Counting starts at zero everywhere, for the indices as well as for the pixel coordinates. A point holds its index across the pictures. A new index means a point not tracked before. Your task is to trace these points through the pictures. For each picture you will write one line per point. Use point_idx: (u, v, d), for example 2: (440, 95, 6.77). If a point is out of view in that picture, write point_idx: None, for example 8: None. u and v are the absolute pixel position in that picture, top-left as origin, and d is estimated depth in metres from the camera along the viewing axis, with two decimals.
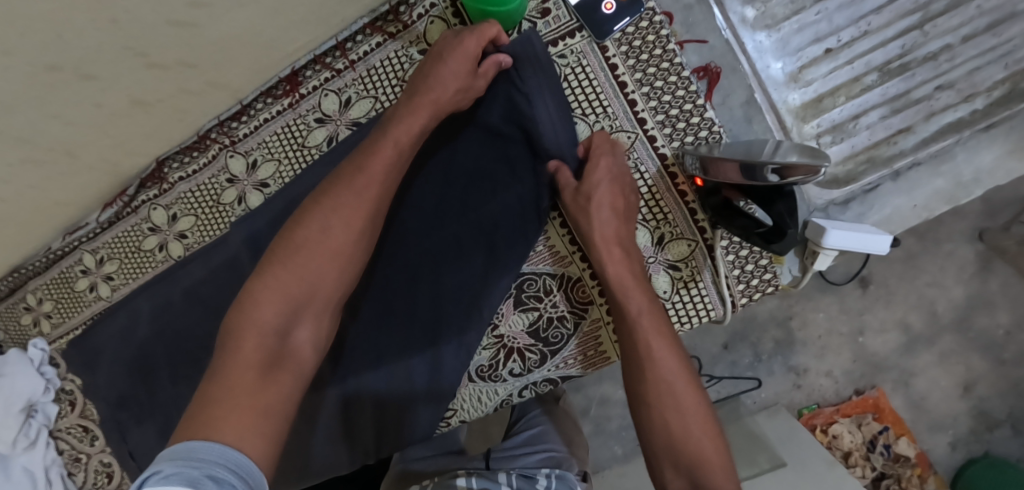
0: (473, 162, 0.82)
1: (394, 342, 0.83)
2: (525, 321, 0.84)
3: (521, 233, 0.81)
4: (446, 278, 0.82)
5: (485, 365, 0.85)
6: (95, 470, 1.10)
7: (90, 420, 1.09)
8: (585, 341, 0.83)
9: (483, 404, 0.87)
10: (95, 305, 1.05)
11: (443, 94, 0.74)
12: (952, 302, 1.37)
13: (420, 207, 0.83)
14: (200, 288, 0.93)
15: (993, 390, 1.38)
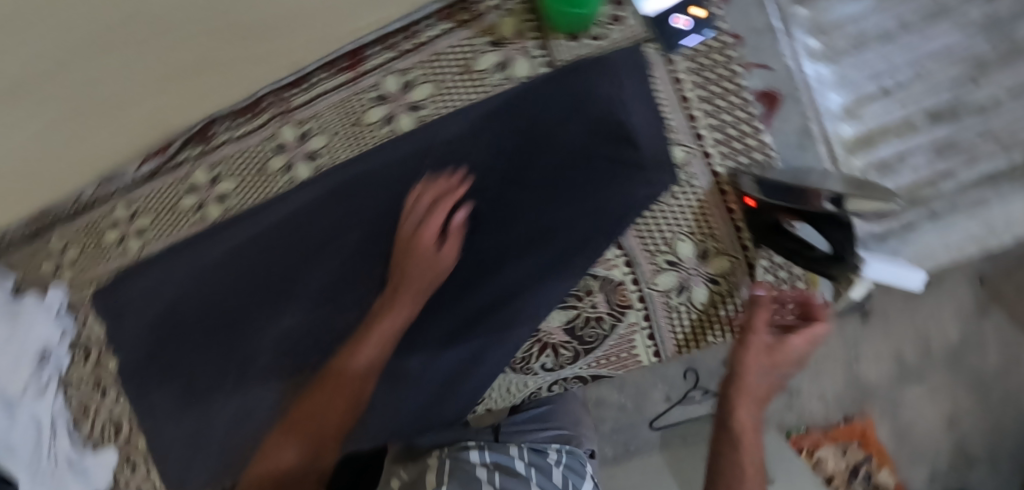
0: (528, 164, 0.85)
1: (450, 324, 0.89)
2: (563, 318, 0.86)
3: (587, 238, 0.84)
4: (505, 271, 0.86)
5: (520, 358, 0.88)
6: (102, 424, 1.11)
7: (104, 374, 1.10)
8: (618, 343, 0.85)
9: (512, 394, 0.91)
10: (120, 259, 1.04)
11: (422, 277, 0.85)
12: (945, 340, 1.33)
13: (489, 199, 0.86)
14: (243, 252, 0.96)
15: (978, 429, 1.34)
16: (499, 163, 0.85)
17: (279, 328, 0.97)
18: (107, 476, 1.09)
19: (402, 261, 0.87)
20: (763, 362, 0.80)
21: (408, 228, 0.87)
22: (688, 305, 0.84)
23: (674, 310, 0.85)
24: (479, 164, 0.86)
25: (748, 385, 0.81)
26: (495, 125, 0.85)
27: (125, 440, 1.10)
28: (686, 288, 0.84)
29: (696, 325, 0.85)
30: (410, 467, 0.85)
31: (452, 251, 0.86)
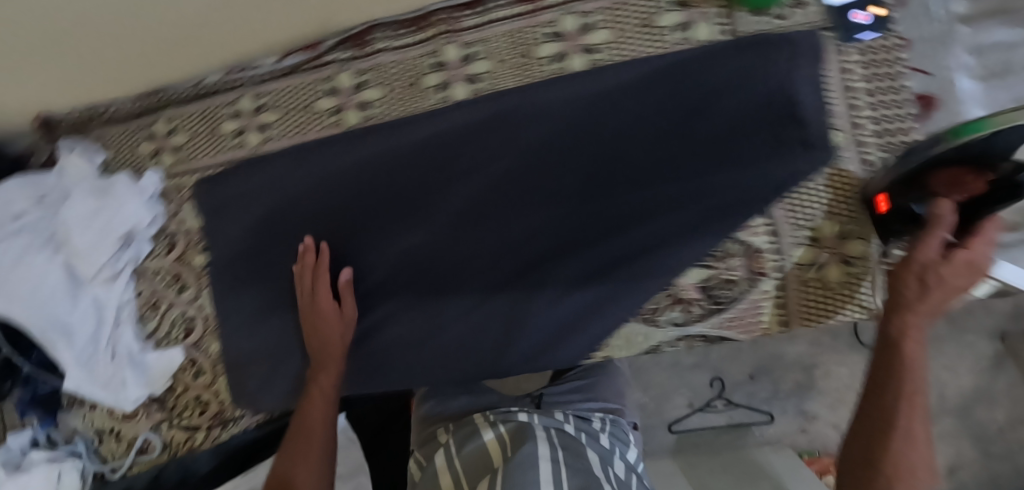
0: (691, 125, 0.87)
1: (585, 266, 0.89)
2: (700, 276, 0.88)
3: (742, 203, 0.87)
4: (653, 223, 0.88)
5: (649, 308, 0.88)
6: (172, 322, 1.05)
7: (185, 269, 1.04)
8: (746, 308, 0.88)
9: (631, 345, 0.90)
10: (235, 152, 1.00)
11: (337, 335, 0.92)
12: (959, 390, 1.46)
13: (648, 153, 0.88)
14: (374, 163, 0.93)
15: (974, 477, 1.48)
16: (661, 119, 0.88)
17: (398, 248, 0.93)
18: (167, 377, 1.05)
19: (544, 201, 0.89)
20: (920, 295, 0.73)
21: (559, 169, 0.89)
22: (819, 282, 0.87)
23: (806, 285, 0.88)
24: (645, 117, 0.88)
25: (911, 320, 0.73)
26: (665, 83, 0.87)
27: (194, 343, 1.05)
28: (818, 264, 0.87)
29: (825, 303, 0.88)
30: (455, 428, 1.06)
31: (351, 306, 0.92)
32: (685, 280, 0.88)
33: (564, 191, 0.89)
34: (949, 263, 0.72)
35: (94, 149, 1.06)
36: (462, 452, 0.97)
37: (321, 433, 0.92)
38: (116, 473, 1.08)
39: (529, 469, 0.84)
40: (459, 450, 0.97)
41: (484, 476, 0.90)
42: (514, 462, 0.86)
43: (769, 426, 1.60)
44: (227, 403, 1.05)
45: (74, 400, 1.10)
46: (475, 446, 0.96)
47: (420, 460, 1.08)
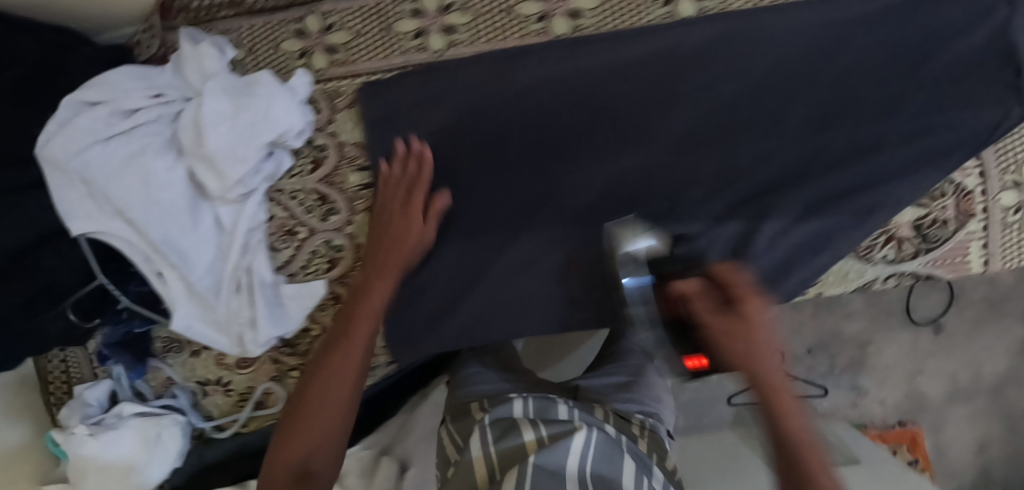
0: (924, 58, 0.82)
1: (809, 197, 0.85)
2: (915, 214, 0.85)
3: (967, 143, 0.82)
4: (881, 159, 0.83)
5: (865, 245, 0.86)
6: (313, 252, 0.91)
7: (334, 190, 0.90)
8: (955, 247, 0.86)
9: (846, 281, 0.87)
10: (413, 55, 0.87)
11: (409, 246, 0.83)
12: (994, 370, 1.40)
13: (876, 85, 0.83)
14: (589, 75, 0.85)
15: (1000, 454, 1.41)
16: (892, 54, 0.83)
17: (614, 169, 0.86)
18: (304, 315, 0.90)
19: (775, 127, 0.85)
20: (755, 332, 0.63)
21: (787, 98, 0.85)
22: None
23: (1010, 226, 0.86)
24: (877, 47, 0.83)
25: (763, 355, 0.62)
26: (900, 18, 0.82)
27: (340, 275, 0.91)
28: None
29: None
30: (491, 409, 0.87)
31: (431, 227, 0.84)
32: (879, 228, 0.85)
33: (796, 119, 0.85)
34: (725, 292, 0.66)
35: (224, 43, 0.89)
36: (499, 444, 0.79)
37: (354, 368, 0.77)
38: (226, 430, 0.96)
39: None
40: (496, 442, 0.80)
41: (511, 468, 0.75)
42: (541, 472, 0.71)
43: (821, 400, 1.48)
44: (377, 347, 0.94)
45: (172, 345, 0.94)
46: (515, 442, 0.78)
47: (454, 437, 0.88)
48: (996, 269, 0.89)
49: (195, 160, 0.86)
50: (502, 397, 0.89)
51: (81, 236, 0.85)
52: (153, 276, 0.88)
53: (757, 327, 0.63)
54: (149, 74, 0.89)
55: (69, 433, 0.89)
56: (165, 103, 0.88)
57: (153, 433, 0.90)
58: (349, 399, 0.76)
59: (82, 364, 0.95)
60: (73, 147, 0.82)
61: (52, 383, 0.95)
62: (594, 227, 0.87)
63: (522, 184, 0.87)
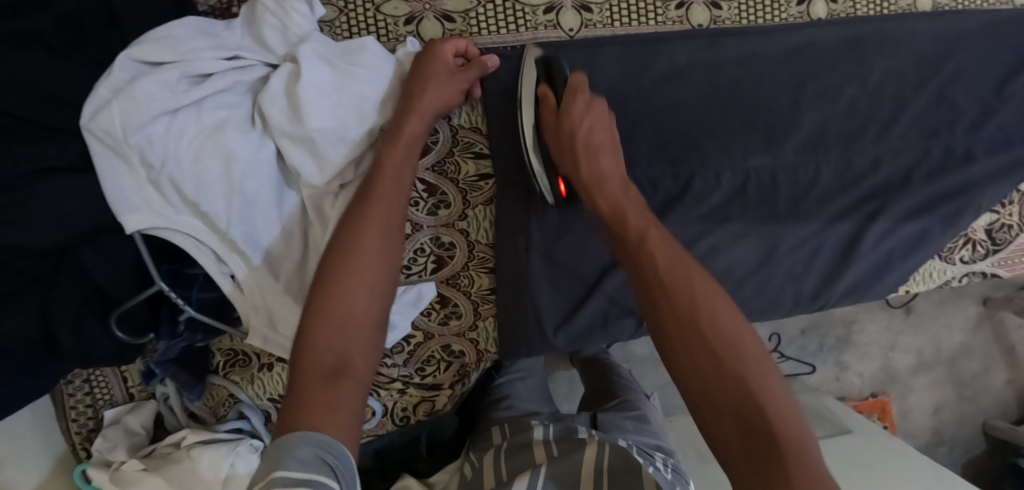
0: (1017, 72, 0.88)
1: (918, 199, 0.87)
2: (987, 219, 0.90)
3: None
4: (977, 164, 0.87)
5: (949, 246, 0.90)
6: (418, 250, 0.79)
7: (445, 180, 0.79)
8: (1017, 250, 0.92)
9: (930, 280, 0.91)
10: (542, 32, 0.80)
11: (431, 102, 0.72)
12: (951, 345, 1.62)
13: (977, 96, 0.88)
14: (722, 66, 0.82)
15: (951, 416, 1.64)
16: (992, 65, 0.87)
17: (742, 167, 0.83)
18: (410, 321, 0.78)
19: (888, 131, 0.86)
20: (586, 132, 0.70)
21: (900, 104, 0.86)
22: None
23: None
24: (982, 60, 0.87)
25: (603, 183, 0.67)
26: (998, 33, 0.87)
27: (447, 275, 0.80)
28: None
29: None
30: (512, 434, 0.82)
31: (458, 89, 0.74)
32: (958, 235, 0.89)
33: (907, 123, 0.86)
34: (569, 97, 0.72)
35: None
36: (508, 460, 0.77)
37: (382, 257, 0.66)
38: None
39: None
40: (508, 456, 0.77)
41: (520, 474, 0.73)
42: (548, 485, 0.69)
43: (810, 376, 1.60)
44: (486, 354, 0.83)
45: (235, 359, 0.80)
46: (524, 459, 0.75)
47: (471, 462, 0.82)
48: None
49: (287, 140, 0.71)
50: (522, 421, 0.85)
51: (135, 234, 0.67)
52: (224, 280, 0.73)
53: (604, 121, 0.72)
54: (217, 30, 0.71)
55: (115, 469, 0.77)
56: (241, 68, 0.71)
57: (225, 463, 0.76)
58: (377, 292, 0.65)
59: (110, 386, 0.80)
60: (134, 120, 0.63)
61: (73, 410, 0.80)
62: (734, 222, 0.83)
63: (655, 180, 0.81)
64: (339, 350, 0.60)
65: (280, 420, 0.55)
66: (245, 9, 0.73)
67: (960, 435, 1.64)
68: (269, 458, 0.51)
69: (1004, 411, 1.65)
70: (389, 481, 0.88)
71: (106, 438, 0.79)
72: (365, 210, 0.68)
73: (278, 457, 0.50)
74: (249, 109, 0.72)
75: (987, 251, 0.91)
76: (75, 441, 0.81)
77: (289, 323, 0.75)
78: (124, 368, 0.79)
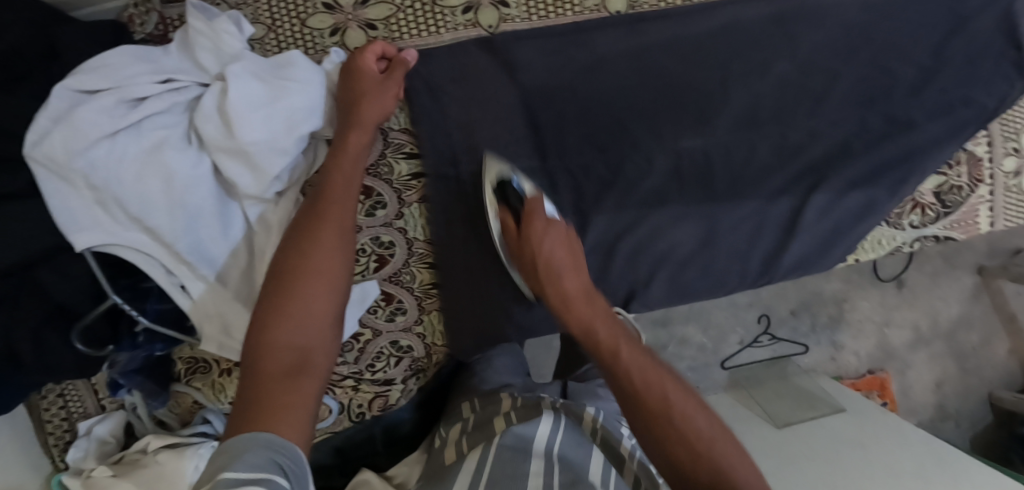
0: (954, 32, 0.85)
1: (857, 171, 0.86)
2: (935, 182, 0.90)
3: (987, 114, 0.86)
4: (918, 131, 0.86)
5: (895, 212, 0.90)
6: (360, 250, 0.83)
7: (378, 182, 0.82)
8: (969, 211, 0.91)
9: (879, 247, 0.91)
10: (462, 31, 0.82)
11: (372, 109, 0.76)
12: (949, 317, 1.58)
13: (916, 61, 0.85)
14: (643, 54, 0.83)
15: (954, 390, 1.60)
16: (930, 28, 0.85)
17: (674, 148, 0.84)
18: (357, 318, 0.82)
19: (822, 104, 0.85)
20: (547, 252, 0.72)
21: (835, 75, 0.85)
22: (1019, 191, 0.92)
23: (1010, 191, 0.92)
24: (919, 22, 0.84)
25: (574, 309, 0.70)
26: None
27: (391, 273, 0.84)
28: (1021, 174, 0.91)
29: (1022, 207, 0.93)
30: (481, 408, 0.85)
31: (392, 97, 0.77)
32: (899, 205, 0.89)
33: (842, 94, 0.85)
34: (527, 219, 0.75)
35: (240, 19, 0.78)
36: (473, 432, 0.80)
37: (337, 257, 0.69)
38: None
39: (521, 464, 0.69)
40: (473, 434, 0.80)
41: (477, 447, 0.76)
42: (504, 452, 0.71)
43: (804, 357, 1.57)
44: (434, 347, 0.86)
45: (196, 366, 0.84)
46: (488, 431, 0.79)
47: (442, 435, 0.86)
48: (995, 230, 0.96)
49: (223, 155, 0.75)
50: (494, 390, 0.89)
51: (86, 252, 0.71)
52: (176, 290, 0.77)
53: (569, 239, 0.75)
54: (153, 55, 0.75)
55: (86, 476, 0.82)
56: (177, 90, 0.75)
57: (188, 466, 0.80)
58: (335, 289, 0.68)
59: (82, 398, 0.85)
60: (75, 145, 0.67)
61: (49, 423, 0.86)
62: (672, 204, 0.85)
63: (584, 167, 0.83)
64: (298, 345, 0.63)
65: (237, 417, 0.57)
66: (178, 33, 0.77)
67: (966, 408, 1.60)
68: (215, 461, 0.52)
69: (1009, 381, 1.61)
70: (350, 476, 0.91)
71: (79, 448, 0.84)
72: (320, 215, 0.71)
73: (225, 460, 0.51)
74: (187, 128, 0.76)
75: (937, 217, 0.91)
76: (53, 454, 0.87)
77: (243, 329, 0.79)
78: (93, 380, 0.84)
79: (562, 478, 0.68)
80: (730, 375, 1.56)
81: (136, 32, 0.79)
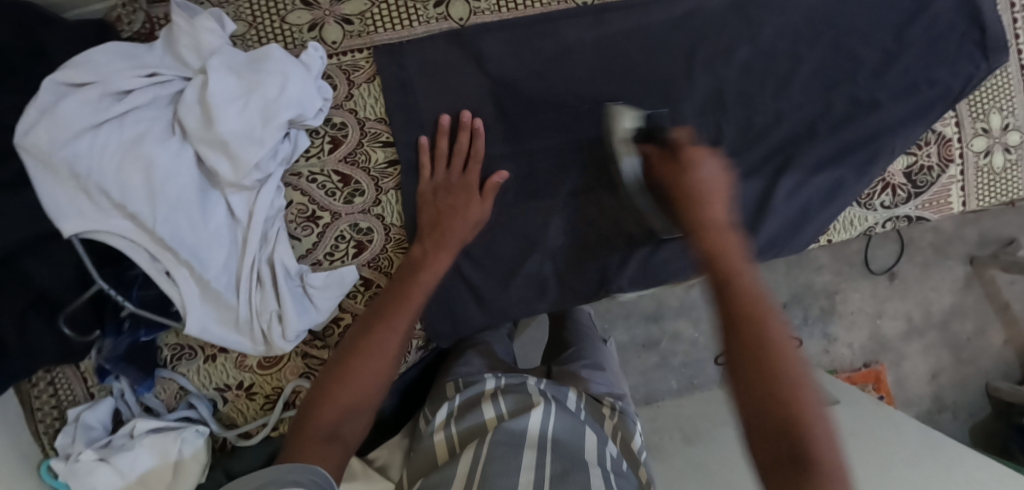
0: (912, 16, 0.87)
1: (824, 151, 0.88)
2: (905, 163, 0.90)
3: (952, 94, 0.88)
4: (883, 111, 0.87)
5: (867, 192, 0.90)
6: (339, 237, 0.86)
7: (357, 170, 0.85)
8: (940, 190, 0.92)
9: (852, 227, 0.92)
10: (435, 24, 0.86)
11: (471, 210, 0.81)
12: (942, 307, 1.57)
13: (876, 44, 0.87)
14: (609, 42, 0.86)
15: (950, 380, 1.59)
16: (888, 11, 0.87)
17: None
18: (336, 304, 0.86)
19: (786, 87, 0.87)
20: (705, 177, 0.70)
21: (797, 59, 0.87)
22: (990, 171, 0.92)
23: (982, 170, 0.92)
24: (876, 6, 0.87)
25: (712, 229, 0.66)
26: None
27: (370, 258, 0.87)
28: (992, 153, 0.91)
29: (994, 187, 0.93)
30: (465, 388, 0.87)
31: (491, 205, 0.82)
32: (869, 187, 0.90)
33: (806, 77, 0.87)
34: (687, 153, 0.73)
35: (223, 16, 0.81)
36: (461, 424, 0.80)
37: (393, 344, 0.74)
38: (252, 436, 0.90)
39: (514, 459, 0.68)
40: (460, 421, 0.80)
41: (472, 444, 0.74)
42: (498, 448, 0.70)
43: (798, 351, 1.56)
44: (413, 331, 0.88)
45: (182, 352, 0.88)
46: (475, 419, 0.79)
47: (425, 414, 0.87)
48: (968, 210, 0.96)
49: (204, 144, 0.77)
50: (476, 377, 0.89)
51: (73, 239, 0.74)
52: (159, 276, 0.79)
53: (718, 182, 0.70)
54: (137, 52, 0.79)
55: (74, 459, 0.82)
56: (160, 84, 0.79)
57: (174, 450, 0.84)
58: (381, 370, 0.73)
59: (71, 386, 0.89)
60: (60, 136, 0.71)
61: (39, 412, 0.88)
62: None
63: (554, 152, 0.86)
64: (337, 422, 0.69)
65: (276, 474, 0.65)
66: (164, 31, 0.81)
67: (963, 398, 1.59)
68: None
69: (1005, 370, 1.59)
70: None
71: (67, 434, 0.85)
72: (395, 297, 0.77)
73: None
74: (170, 120, 0.79)
75: (908, 198, 0.91)
76: (45, 441, 0.89)
77: (226, 314, 0.82)
78: (82, 367, 0.88)
79: (553, 468, 0.67)
80: (723, 371, 1.52)
81: (124, 30, 0.84)
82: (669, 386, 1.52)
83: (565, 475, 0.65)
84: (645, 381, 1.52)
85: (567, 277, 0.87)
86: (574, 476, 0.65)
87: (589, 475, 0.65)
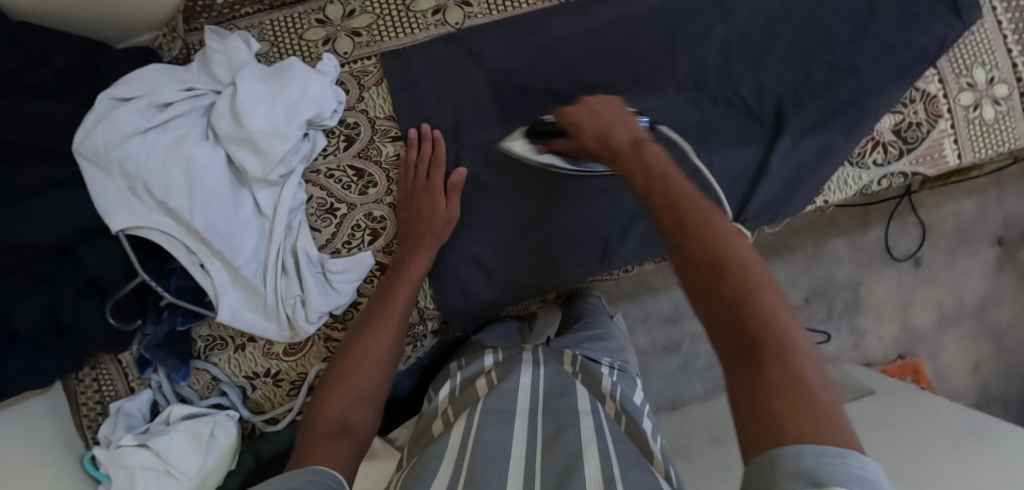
0: None
1: (810, 115, 0.92)
2: (892, 121, 0.93)
3: (927, 55, 0.91)
4: (860, 75, 0.92)
5: (858, 152, 0.93)
6: (355, 226, 0.93)
7: (370, 163, 0.94)
8: (933, 145, 0.94)
9: (847, 188, 0.95)
10: (434, 29, 0.97)
11: (427, 204, 0.88)
12: (974, 293, 1.52)
13: (846, 15, 0.93)
14: (592, 35, 0.94)
15: (994, 370, 1.52)
16: None
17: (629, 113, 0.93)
18: (355, 289, 0.92)
19: (764, 61, 0.93)
20: (592, 127, 0.79)
21: (771, 35, 0.93)
22: (981, 123, 0.94)
23: (972, 123, 0.94)
24: None
25: (626, 162, 0.72)
26: None
27: (385, 243, 0.93)
28: (981, 106, 0.93)
29: (988, 138, 0.94)
30: (467, 364, 0.89)
31: (456, 204, 0.88)
32: (859, 148, 0.93)
33: (782, 50, 0.93)
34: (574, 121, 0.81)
35: (249, 37, 0.93)
36: (458, 399, 0.80)
37: (390, 332, 0.80)
38: (279, 422, 0.98)
39: (504, 429, 0.68)
40: (456, 395, 0.81)
41: (464, 412, 0.75)
42: (489, 416, 0.70)
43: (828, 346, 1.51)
44: (428, 311, 0.94)
45: (215, 343, 0.93)
46: (470, 393, 0.80)
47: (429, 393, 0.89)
48: (966, 164, 0.98)
49: (234, 144, 0.86)
50: (477, 355, 0.90)
51: (121, 234, 0.82)
52: (195, 268, 0.85)
53: (619, 119, 0.79)
54: (177, 72, 0.90)
55: (115, 446, 0.89)
56: (196, 96, 0.89)
57: (205, 431, 0.91)
58: (382, 364, 0.77)
59: (113, 381, 0.95)
60: (113, 138, 0.80)
61: (85, 406, 0.95)
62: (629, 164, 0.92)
63: None
64: (344, 416, 0.71)
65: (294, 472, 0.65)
66: (200, 54, 0.92)
67: (1012, 389, 1.52)
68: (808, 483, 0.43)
69: None
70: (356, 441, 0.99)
71: (108, 424, 0.92)
72: (388, 295, 0.83)
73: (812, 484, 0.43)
74: (205, 127, 0.88)
75: (903, 155, 0.93)
76: (87, 437, 0.96)
77: (253, 300, 0.89)
78: (123, 363, 0.94)
79: (544, 432, 0.67)
80: None
81: (165, 56, 0.96)
82: (694, 389, 1.49)
83: (556, 436, 0.66)
84: (669, 385, 1.49)
85: (569, 251, 0.93)
86: (564, 435, 0.65)
87: (580, 430, 0.66)
